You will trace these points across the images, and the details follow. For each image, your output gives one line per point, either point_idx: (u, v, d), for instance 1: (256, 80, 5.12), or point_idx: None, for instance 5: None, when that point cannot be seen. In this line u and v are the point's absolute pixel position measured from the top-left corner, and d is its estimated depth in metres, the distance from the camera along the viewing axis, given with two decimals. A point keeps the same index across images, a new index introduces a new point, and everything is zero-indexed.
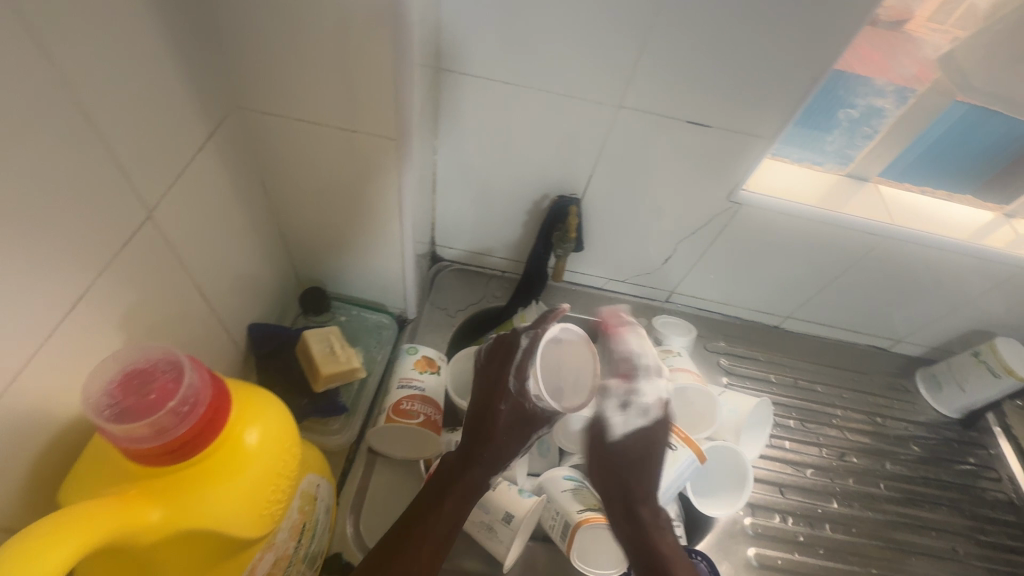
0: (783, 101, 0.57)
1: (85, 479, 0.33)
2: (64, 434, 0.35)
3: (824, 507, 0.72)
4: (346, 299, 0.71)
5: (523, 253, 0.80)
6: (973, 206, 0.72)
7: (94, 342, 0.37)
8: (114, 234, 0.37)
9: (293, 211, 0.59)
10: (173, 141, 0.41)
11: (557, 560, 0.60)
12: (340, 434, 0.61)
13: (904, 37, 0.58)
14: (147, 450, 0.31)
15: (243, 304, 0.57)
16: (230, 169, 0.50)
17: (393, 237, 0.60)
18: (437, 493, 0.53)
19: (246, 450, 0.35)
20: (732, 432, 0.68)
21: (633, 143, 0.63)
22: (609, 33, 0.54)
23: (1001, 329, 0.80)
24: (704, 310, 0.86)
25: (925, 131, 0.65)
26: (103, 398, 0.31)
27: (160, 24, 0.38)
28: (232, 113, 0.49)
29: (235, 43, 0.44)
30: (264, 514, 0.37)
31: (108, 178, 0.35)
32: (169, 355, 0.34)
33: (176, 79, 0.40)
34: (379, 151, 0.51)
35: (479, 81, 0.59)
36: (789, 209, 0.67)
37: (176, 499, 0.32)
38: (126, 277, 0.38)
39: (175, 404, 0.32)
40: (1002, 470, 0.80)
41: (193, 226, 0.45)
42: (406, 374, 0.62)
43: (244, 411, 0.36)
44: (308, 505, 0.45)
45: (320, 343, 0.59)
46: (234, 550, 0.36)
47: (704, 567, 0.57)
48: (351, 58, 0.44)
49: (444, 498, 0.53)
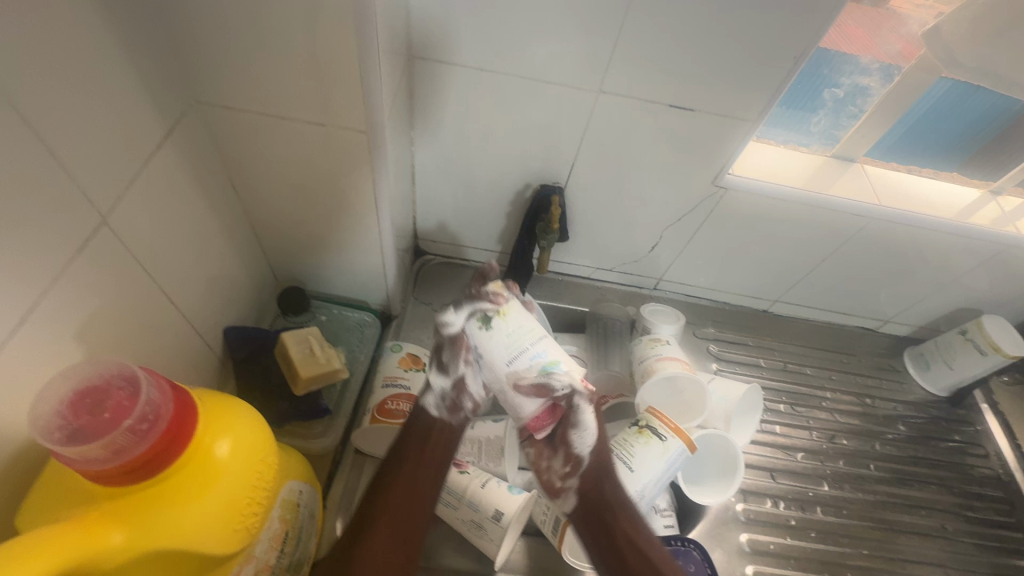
0: (766, 82, 0.55)
1: (45, 501, 0.31)
2: (21, 455, 0.34)
3: (815, 491, 0.72)
4: (326, 298, 0.69)
5: (508, 245, 0.78)
6: (960, 183, 0.72)
7: (50, 355, 0.35)
8: (66, 243, 0.35)
9: (266, 209, 0.56)
10: (126, 140, 0.39)
11: (548, 554, 0.59)
12: (324, 436, 0.60)
13: (888, 13, 0.57)
14: (105, 471, 0.29)
15: (216, 307, 0.55)
16: (194, 169, 0.48)
17: (371, 232, 0.58)
18: (397, 456, 0.54)
19: (216, 462, 0.34)
20: (721, 419, 0.67)
21: (615, 130, 0.61)
22: (586, 16, 0.52)
23: (988, 306, 0.80)
24: (692, 296, 0.85)
25: (911, 108, 0.64)
26: (54, 419, 0.30)
27: (104, 17, 0.35)
28: (192, 109, 0.46)
29: (190, 34, 0.41)
30: (239, 528, 0.35)
31: (53, 183, 0.33)
32: (123, 369, 0.32)
33: (124, 73, 0.38)
34: (351, 145, 0.49)
35: (454, 70, 0.57)
36: (775, 192, 0.66)
37: (141, 518, 0.31)
38: (81, 287, 0.37)
39: (132, 422, 0.30)
40: (989, 447, 0.80)
41: (154, 229, 0.43)
42: (391, 373, 0.61)
43: (211, 422, 0.35)
44: (290, 513, 0.44)
45: (299, 345, 0.58)
46: (208, 566, 0.35)
47: (697, 555, 0.57)
48: (316, 46, 0.42)
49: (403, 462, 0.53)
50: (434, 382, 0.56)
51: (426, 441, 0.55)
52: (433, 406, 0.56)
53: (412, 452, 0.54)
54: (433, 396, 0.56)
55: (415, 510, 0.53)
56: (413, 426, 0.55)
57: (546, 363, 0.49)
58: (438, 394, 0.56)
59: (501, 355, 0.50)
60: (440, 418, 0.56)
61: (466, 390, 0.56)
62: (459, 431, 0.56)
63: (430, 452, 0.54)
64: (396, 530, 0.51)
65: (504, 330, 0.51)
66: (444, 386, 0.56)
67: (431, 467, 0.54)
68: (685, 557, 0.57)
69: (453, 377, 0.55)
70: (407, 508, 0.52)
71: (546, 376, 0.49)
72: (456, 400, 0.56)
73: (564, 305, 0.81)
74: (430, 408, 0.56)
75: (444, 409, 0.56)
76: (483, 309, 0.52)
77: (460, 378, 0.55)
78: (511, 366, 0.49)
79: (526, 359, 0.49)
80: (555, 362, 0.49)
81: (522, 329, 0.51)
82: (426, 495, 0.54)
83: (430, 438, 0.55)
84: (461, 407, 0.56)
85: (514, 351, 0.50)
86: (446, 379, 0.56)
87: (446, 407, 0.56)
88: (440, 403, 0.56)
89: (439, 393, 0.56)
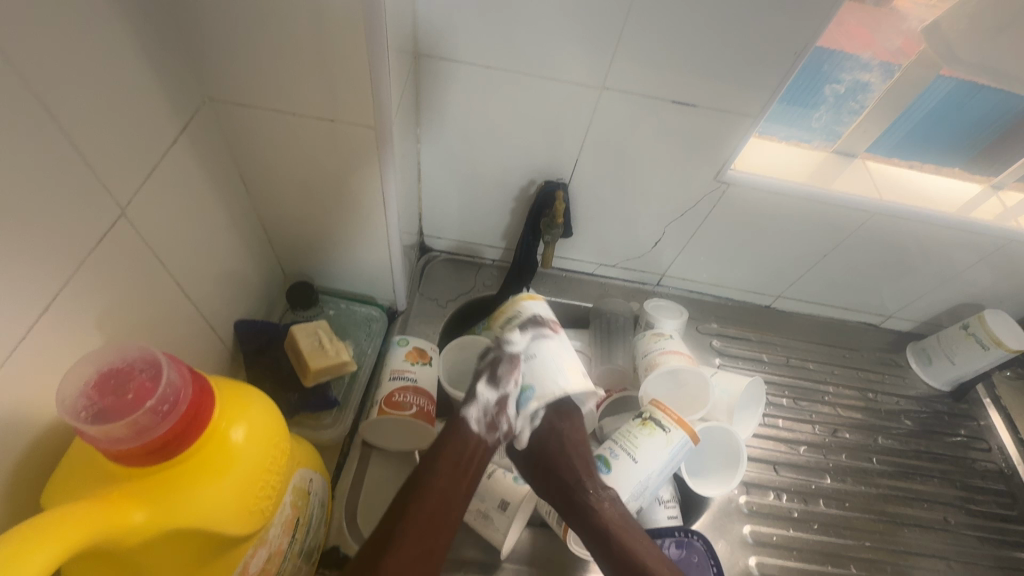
0: (767, 79, 0.56)
1: (70, 482, 0.32)
2: (45, 438, 0.35)
3: (817, 484, 0.72)
4: (334, 293, 0.71)
5: (512, 241, 0.79)
6: (961, 179, 0.73)
7: (71, 343, 0.36)
8: (86, 234, 0.36)
9: (276, 205, 0.58)
10: (143, 135, 0.40)
11: (553, 544, 0.60)
12: (333, 428, 0.61)
13: (891, 12, 0.57)
14: (128, 451, 0.30)
15: (227, 301, 0.56)
16: (207, 164, 0.49)
17: (378, 229, 0.60)
18: (429, 465, 0.51)
19: (232, 446, 0.35)
20: (724, 412, 0.67)
21: (618, 127, 0.62)
22: (589, 14, 0.53)
23: (990, 301, 0.80)
24: (695, 292, 0.86)
25: (914, 104, 0.65)
26: (80, 400, 0.31)
27: (122, 15, 0.37)
28: (205, 105, 0.47)
29: (204, 32, 0.42)
30: (254, 510, 0.36)
31: (75, 175, 0.35)
32: (146, 354, 0.33)
33: (141, 70, 0.39)
34: (359, 140, 0.50)
35: (459, 67, 0.58)
36: (777, 187, 0.67)
37: (161, 498, 0.32)
38: (100, 277, 0.38)
39: (154, 404, 0.31)
40: (991, 441, 0.81)
41: (169, 222, 0.44)
42: (398, 366, 0.62)
43: (228, 407, 0.36)
44: (301, 500, 0.45)
45: (308, 339, 0.59)
46: (223, 547, 0.36)
47: (700, 547, 0.57)
48: (326, 44, 0.43)
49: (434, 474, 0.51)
50: (481, 393, 0.54)
51: (460, 458, 0.52)
52: (474, 418, 0.54)
53: (446, 466, 0.51)
54: (476, 408, 0.54)
55: (440, 520, 0.49)
56: (450, 438, 0.53)
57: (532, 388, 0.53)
58: (480, 407, 0.54)
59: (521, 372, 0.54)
60: (478, 433, 0.53)
61: (508, 409, 0.54)
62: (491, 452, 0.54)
63: (464, 467, 0.52)
64: (426, 542, 0.48)
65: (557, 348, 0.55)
66: (489, 400, 0.54)
67: (463, 485, 0.52)
68: (689, 548, 0.57)
69: (501, 394, 0.54)
70: (435, 519, 0.49)
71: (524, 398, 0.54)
72: (496, 418, 0.54)
73: (568, 300, 0.82)
74: (471, 421, 0.54)
75: (483, 424, 0.54)
76: (545, 336, 0.55)
77: (505, 399, 0.54)
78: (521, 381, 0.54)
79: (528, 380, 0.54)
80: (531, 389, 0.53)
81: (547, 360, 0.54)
82: (455, 509, 0.50)
83: (465, 455, 0.52)
84: (497, 426, 0.54)
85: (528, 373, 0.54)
86: (493, 393, 0.54)
87: (486, 423, 0.54)
88: (480, 418, 0.54)
89: (482, 406, 0.54)
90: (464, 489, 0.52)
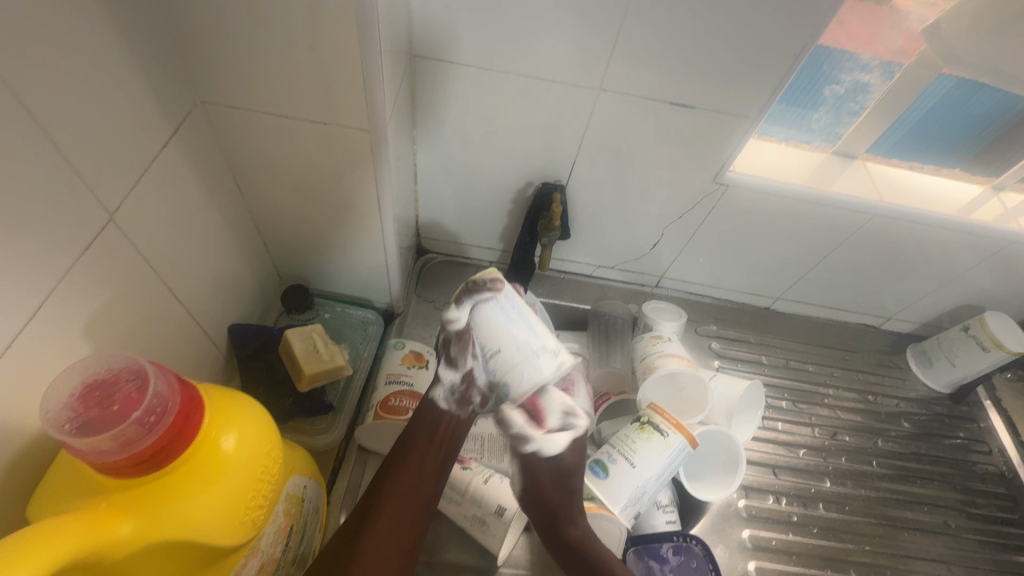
0: (767, 80, 0.56)
1: (54, 494, 0.32)
2: (33, 447, 0.34)
3: (817, 487, 0.72)
4: (330, 296, 0.70)
5: (510, 243, 0.79)
6: (962, 180, 0.72)
7: (58, 351, 0.36)
8: (72, 241, 0.35)
9: (269, 207, 0.57)
10: (131, 139, 0.39)
11: (551, 549, 0.60)
12: (327, 433, 0.60)
13: (891, 11, 0.57)
14: (114, 462, 0.30)
15: (221, 305, 0.55)
16: (198, 167, 0.48)
17: (374, 231, 0.59)
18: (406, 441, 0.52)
19: (223, 455, 0.34)
20: (723, 415, 0.67)
21: (616, 129, 0.62)
22: (586, 16, 0.52)
23: (991, 303, 0.80)
24: (693, 294, 0.85)
25: (913, 106, 0.64)
26: (65, 412, 0.30)
27: (109, 17, 0.36)
28: (196, 108, 0.47)
29: (194, 33, 0.42)
30: (244, 520, 0.36)
31: (62, 181, 0.34)
32: (131, 363, 0.33)
33: (129, 72, 0.39)
34: (353, 143, 0.49)
35: (455, 69, 0.58)
36: (777, 189, 0.66)
37: (149, 509, 0.31)
38: (87, 284, 0.37)
39: (141, 415, 0.31)
40: (992, 443, 0.80)
41: (159, 227, 0.44)
42: (394, 369, 0.61)
43: (218, 416, 0.35)
44: (294, 507, 0.44)
45: (303, 343, 0.58)
46: (213, 558, 0.35)
47: (699, 550, 0.57)
48: (319, 45, 0.42)
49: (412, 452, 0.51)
50: (444, 375, 0.54)
51: (433, 434, 0.52)
52: (441, 398, 0.54)
53: (419, 442, 0.52)
54: (443, 388, 0.54)
55: (418, 496, 0.49)
56: (421, 416, 0.53)
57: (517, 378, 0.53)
58: (447, 387, 0.54)
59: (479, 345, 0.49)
60: (448, 411, 0.54)
61: (475, 384, 0.53)
62: (466, 423, 0.54)
63: (438, 441, 0.52)
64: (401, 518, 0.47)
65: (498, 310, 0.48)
66: (454, 380, 0.53)
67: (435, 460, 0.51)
68: (687, 553, 0.57)
69: (462, 371, 0.53)
70: (410, 502, 0.49)
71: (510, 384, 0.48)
72: (465, 394, 0.53)
73: (566, 302, 0.81)
74: (438, 400, 0.54)
75: (453, 402, 0.54)
76: (483, 302, 0.49)
77: (469, 379, 0.53)
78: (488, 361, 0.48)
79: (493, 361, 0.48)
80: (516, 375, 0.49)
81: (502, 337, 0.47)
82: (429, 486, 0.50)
83: (438, 432, 0.53)
84: (470, 400, 0.54)
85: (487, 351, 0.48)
86: (456, 373, 0.53)
87: (455, 400, 0.54)
88: (449, 396, 0.54)
89: (449, 387, 0.54)
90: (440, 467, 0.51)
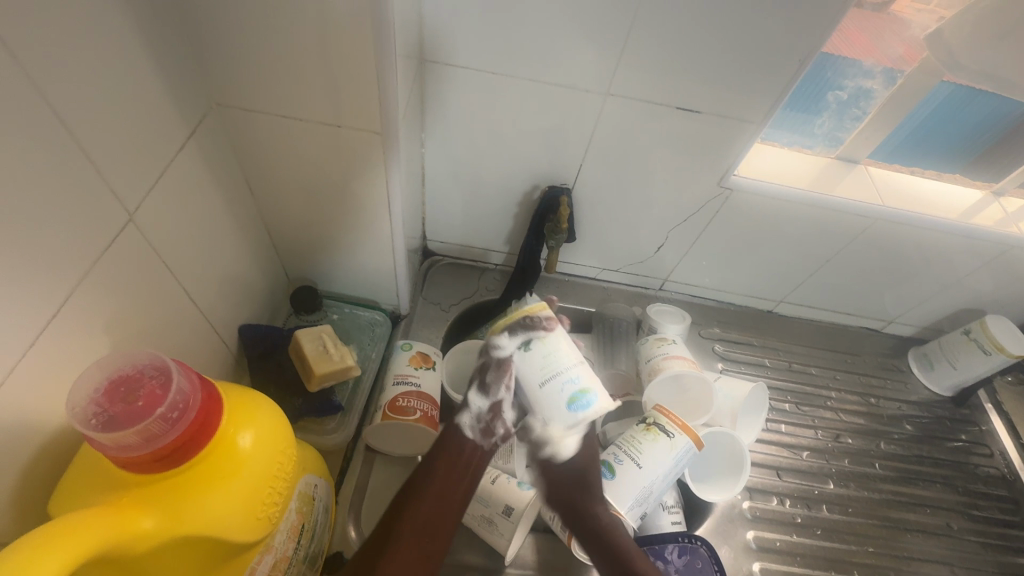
0: (771, 85, 0.57)
1: (77, 489, 0.32)
2: (55, 443, 0.35)
3: (820, 489, 0.72)
4: (337, 297, 0.71)
5: (516, 246, 0.79)
6: (963, 184, 0.73)
7: (79, 349, 0.36)
8: (92, 241, 0.36)
9: (281, 209, 0.58)
10: (150, 140, 0.40)
11: (556, 549, 0.60)
12: (336, 433, 0.61)
13: (890, 19, 0.58)
14: (137, 458, 0.30)
15: (231, 305, 0.56)
16: (212, 169, 0.49)
17: (383, 232, 0.59)
18: (426, 470, 0.51)
19: (241, 452, 0.35)
20: (727, 417, 0.67)
21: (622, 132, 0.62)
22: (592, 22, 0.53)
23: (991, 307, 0.81)
24: (697, 296, 0.86)
25: (913, 112, 0.65)
26: (90, 407, 0.31)
27: (130, 20, 0.37)
28: (212, 111, 0.48)
29: (211, 36, 0.42)
30: (261, 517, 0.36)
31: (84, 181, 0.35)
32: (154, 360, 0.34)
33: (148, 74, 0.39)
34: (365, 145, 0.50)
35: (464, 73, 0.59)
36: (780, 193, 0.67)
37: (170, 505, 0.32)
38: (108, 283, 0.38)
39: (164, 411, 0.31)
40: (993, 446, 0.81)
41: (175, 228, 0.44)
42: (402, 371, 0.62)
43: (236, 413, 0.36)
44: (306, 506, 0.45)
45: (313, 343, 0.59)
46: (230, 554, 0.36)
47: (705, 551, 0.57)
48: (333, 49, 0.43)
49: (429, 479, 0.50)
50: (472, 401, 0.54)
51: (456, 459, 0.52)
52: (468, 426, 0.53)
53: (440, 467, 0.51)
54: (469, 414, 0.54)
55: (438, 523, 0.49)
56: (446, 446, 0.52)
57: (580, 391, 0.48)
58: (474, 414, 0.54)
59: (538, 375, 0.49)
60: (473, 440, 0.53)
61: (502, 415, 0.53)
62: (486, 456, 0.53)
63: (461, 470, 0.51)
64: (422, 545, 0.47)
65: (542, 351, 0.49)
66: (482, 407, 0.53)
67: (459, 482, 0.51)
68: (692, 553, 0.57)
69: (492, 400, 0.53)
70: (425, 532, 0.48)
71: (577, 404, 0.48)
72: (491, 424, 0.53)
73: (570, 305, 0.82)
74: (465, 428, 0.53)
75: (477, 431, 0.53)
76: (535, 335, 0.50)
77: (496, 411, 0.53)
78: (544, 389, 0.49)
79: (560, 383, 0.48)
80: (587, 391, 0.48)
81: (560, 350, 0.49)
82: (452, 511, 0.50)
83: (462, 459, 0.52)
84: (494, 431, 0.54)
85: (549, 375, 0.49)
86: (485, 401, 0.53)
87: (480, 429, 0.53)
88: (474, 424, 0.53)
89: (475, 413, 0.54)
90: (460, 492, 0.51)
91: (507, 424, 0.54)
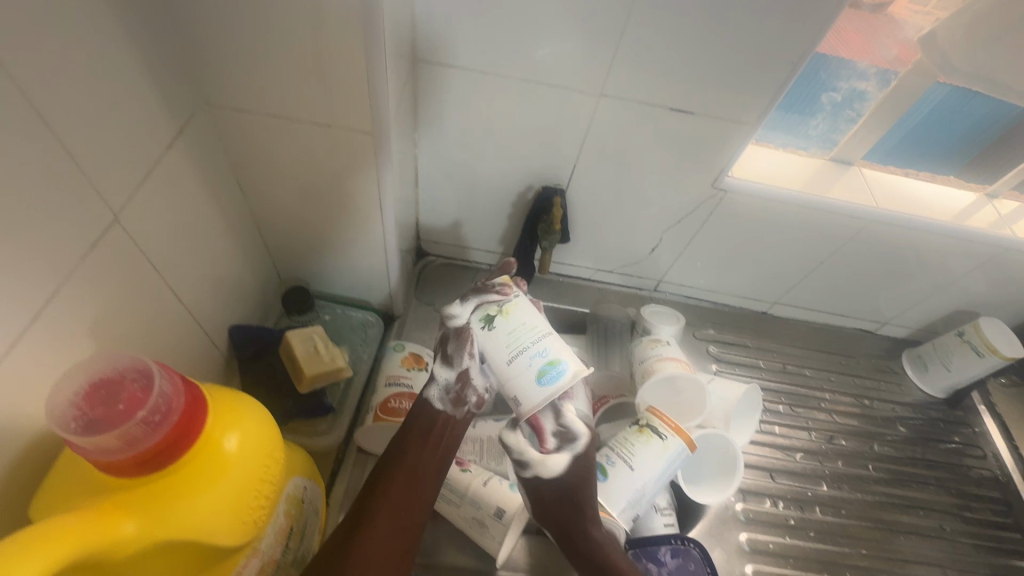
0: (764, 87, 0.56)
1: (59, 492, 0.32)
2: (38, 445, 0.35)
3: (813, 491, 0.72)
4: (330, 297, 0.70)
5: (510, 246, 0.79)
6: (957, 186, 0.73)
7: (63, 350, 0.36)
8: (77, 241, 0.35)
9: (272, 209, 0.57)
10: (137, 139, 0.40)
11: (549, 552, 0.60)
12: (328, 434, 0.61)
13: (888, 19, 0.58)
14: (119, 461, 0.30)
15: (221, 305, 0.55)
16: (202, 168, 0.48)
17: (375, 233, 0.59)
18: (399, 445, 0.51)
19: (226, 455, 0.34)
20: (721, 419, 0.67)
21: (615, 133, 0.62)
22: (586, 23, 0.53)
23: (985, 308, 0.81)
24: (692, 297, 0.86)
25: (907, 114, 0.65)
26: (70, 410, 0.30)
27: (116, 19, 0.36)
28: (201, 110, 0.47)
29: (199, 34, 0.42)
30: (247, 520, 0.36)
31: (68, 181, 0.34)
32: (136, 362, 0.33)
33: (135, 72, 0.39)
34: (356, 145, 0.50)
35: (456, 72, 0.58)
36: (774, 195, 0.67)
37: (153, 508, 0.31)
38: (93, 283, 0.37)
39: (146, 414, 0.31)
40: (987, 447, 0.81)
41: (162, 227, 0.44)
42: (394, 372, 0.61)
43: (221, 416, 0.35)
44: (294, 508, 0.44)
45: (304, 344, 0.58)
46: (215, 557, 0.35)
47: (697, 553, 0.57)
48: (323, 48, 0.42)
49: (405, 453, 0.51)
50: (439, 373, 0.54)
51: (427, 433, 0.52)
52: (437, 398, 0.54)
53: (413, 443, 0.51)
54: (438, 387, 0.54)
55: (414, 498, 0.49)
56: (415, 421, 0.53)
57: (547, 364, 0.46)
58: (442, 386, 0.54)
59: (502, 348, 0.48)
60: (444, 411, 0.54)
61: (471, 383, 0.53)
62: (460, 425, 0.54)
63: (431, 444, 0.52)
64: (400, 520, 0.47)
65: (506, 327, 0.49)
66: (448, 378, 0.54)
67: (435, 461, 0.51)
68: (685, 556, 0.57)
69: (457, 370, 0.53)
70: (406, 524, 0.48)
71: (547, 376, 0.46)
72: (460, 393, 0.54)
73: (564, 306, 0.82)
74: (433, 400, 0.54)
75: (448, 402, 0.54)
76: (489, 301, 0.51)
77: (466, 383, 0.53)
78: (511, 365, 0.47)
79: (526, 357, 0.47)
80: (556, 362, 0.46)
81: (525, 325, 0.48)
82: (427, 490, 0.50)
83: (434, 430, 0.53)
84: (465, 400, 0.54)
85: (514, 350, 0.47)
86: (451, 372, 0.54)
87: (450, 400, 0.54)
88: (443, 396, 0.54)
89: (443, 385, 0.54)
90: (434, 467, 0.51)
91: (477, 395, 0.54)
